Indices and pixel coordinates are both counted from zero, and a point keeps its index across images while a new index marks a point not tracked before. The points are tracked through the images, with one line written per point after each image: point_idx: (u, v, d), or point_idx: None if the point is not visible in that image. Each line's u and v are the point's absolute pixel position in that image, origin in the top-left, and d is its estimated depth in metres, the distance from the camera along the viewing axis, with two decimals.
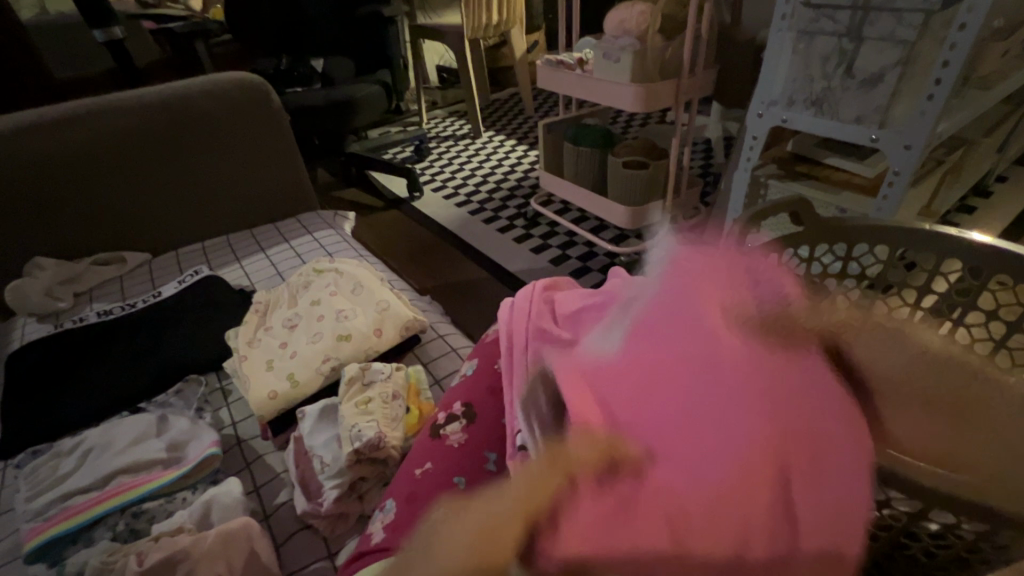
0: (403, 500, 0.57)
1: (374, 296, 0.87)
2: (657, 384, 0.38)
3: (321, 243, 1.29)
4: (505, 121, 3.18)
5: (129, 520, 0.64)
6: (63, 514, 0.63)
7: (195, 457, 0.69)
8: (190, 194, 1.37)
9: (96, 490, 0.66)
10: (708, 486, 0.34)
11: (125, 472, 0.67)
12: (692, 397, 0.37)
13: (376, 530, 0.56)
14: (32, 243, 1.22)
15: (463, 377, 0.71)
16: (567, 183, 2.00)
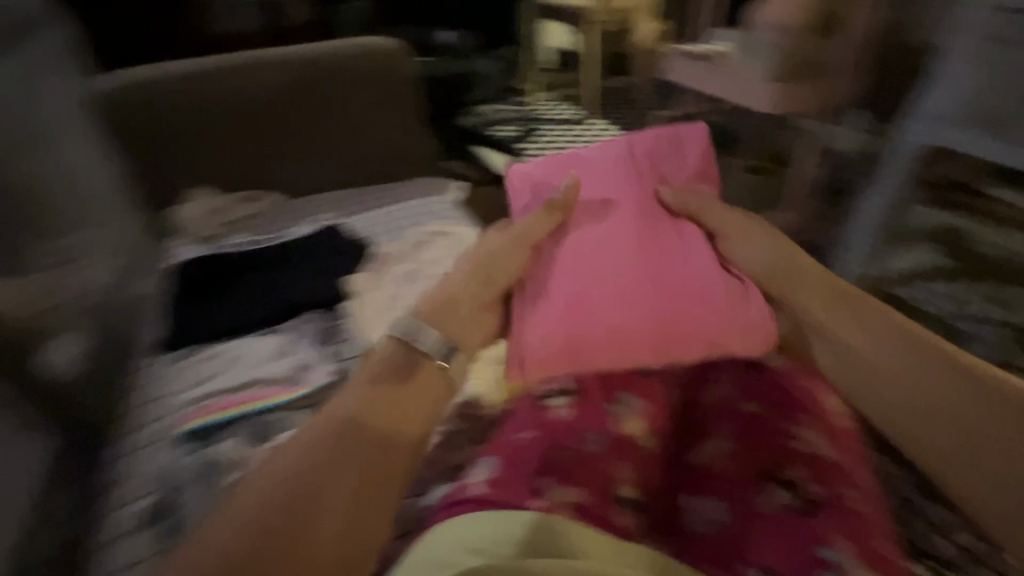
0: (506, 458, 0.58)
1: None
2: (568, 171, 0.83)
3: (433, 206, 1.36)
4: (614, 109, 3.12)
5: (258, 426, 0.71)
6: (212, 407, 0.74)
7: (317, 382, 0.77)
8: (325, 146, 1.48)
9: (239, 392, 0.76)
10: (619, 186, 0.80)
11: (263, 382, 0.78)
12: (580, 177, 0.82)
13: (471, 483, 0.57)
14: (192, 172, 1.39)
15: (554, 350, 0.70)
16: None
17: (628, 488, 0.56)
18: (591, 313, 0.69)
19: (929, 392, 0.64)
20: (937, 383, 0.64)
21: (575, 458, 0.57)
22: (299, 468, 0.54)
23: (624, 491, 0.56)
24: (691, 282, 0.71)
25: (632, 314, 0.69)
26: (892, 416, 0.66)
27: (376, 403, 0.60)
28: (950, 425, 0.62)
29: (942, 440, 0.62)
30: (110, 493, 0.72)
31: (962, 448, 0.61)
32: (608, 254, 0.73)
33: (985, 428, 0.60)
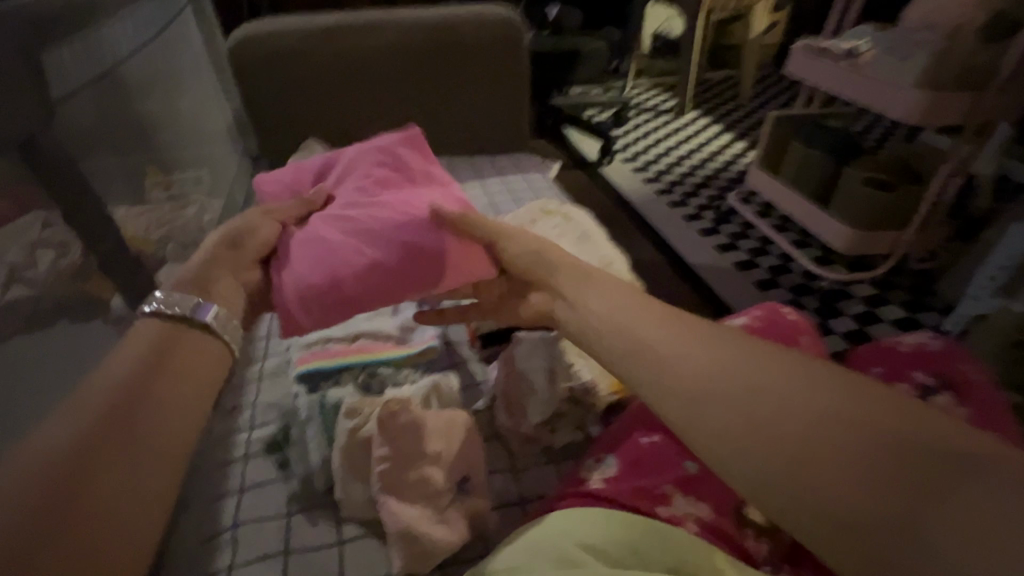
0: (628, 461, 0.57)
1: (598, 249, 0.87)
2: (315, 168, 0.84)
3: (532, 183, 1.34)
4: (713, 103, 2.95)
5: (366, 376, 0.74)
6: (325, 352, 0.75)
7: (420, 343, 0.79)
8: (432, 111, 1.50)
9: (346, 343, 0.78)
10: (311, 171, 0.83)
11: (370, 335, 0.79)
12: (319, 168, 0.84)
13: (589, 478, 0.57)
14: (308, 125, 1.45)
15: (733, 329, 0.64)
16: (778, 185, 1.81)
17: (756, 512, 0.53)
18: (325, 248, 0.65)
19: (780, 403, 0.43)
20: (760, 389, 0.44)
21: (699, 471, 0.55)
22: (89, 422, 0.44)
23: (751, 514, 0.53)
24: (423, 241, 0.66)
25: (367, 261, 0.65)
26: (751, 456, 0.42)
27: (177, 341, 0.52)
28: (778, 450, 0.41)
29: (832, 489, 0.39)
30: (229, 419, 0.74)
31: (805, 485, 0.40)
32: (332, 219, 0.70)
33: (792, 439, 0.41)
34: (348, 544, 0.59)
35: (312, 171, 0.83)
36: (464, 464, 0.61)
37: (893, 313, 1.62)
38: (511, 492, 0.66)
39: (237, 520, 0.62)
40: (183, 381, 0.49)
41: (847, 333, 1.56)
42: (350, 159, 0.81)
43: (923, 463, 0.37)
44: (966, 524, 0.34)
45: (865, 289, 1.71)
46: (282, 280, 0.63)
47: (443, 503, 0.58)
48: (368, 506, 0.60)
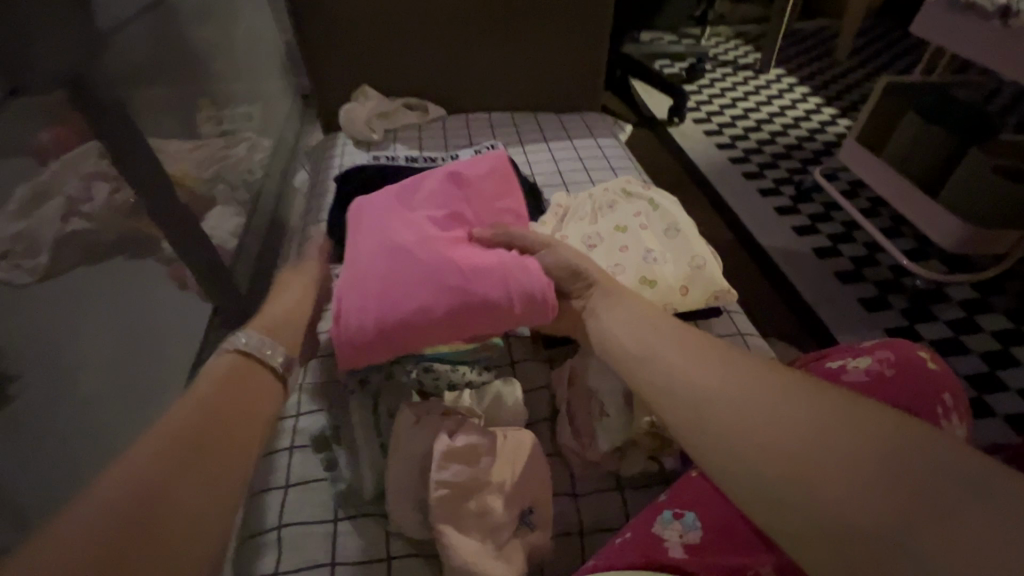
0: (714, 528, 0.50)
1: (688, 246, 0.75)
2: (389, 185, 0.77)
3: (603, 150, 1.20)
4: (803, 58, 2.62)
5: (421, 372, 0.64)
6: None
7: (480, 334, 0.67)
8: (496, 58, 1.36)
9: None
10: (384, 189, 0.76)
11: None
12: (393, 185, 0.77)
13: (666, 539, 0.50)
14: (363, 69, 1.34)
15: (858, 371, 0.59)
16: (879, 166, 1.57)
17: None
18: (381, 292, 0.60)
19: (776, 405, 0.39)
20: (757, 391, 0.40)
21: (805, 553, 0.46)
22: (173, 442, 0.43)
23: None
24: (477, 277, 0.60)
25: (419, 300, 0.59)
26: (744, 458, 0.37)
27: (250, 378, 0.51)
28: (770, 449, 0.37)
29: (827, 494, 0.34)
30: None
31: (801, 489, 0.35)
32: (403, 249, 0.63)
33: (790, 441, 0.36)
34: (398, 562, 0.55)
35: (383, 190, 0.76)
36: (528, 493, 0.55)
37: (995, 322, 1.43)
38: (571, 520, 0.60)
39: (283, 521, 0.59)
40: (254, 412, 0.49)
41: (937, 340, 1.39)
42: (428, 178, 0.75)
43: (928, 475, 0.32)
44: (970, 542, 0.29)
45: (966, 292, 1.52)
46: (344, 334, 0.60)
47: (505, 537, 0.52)
48: (422, 526, 0.55)
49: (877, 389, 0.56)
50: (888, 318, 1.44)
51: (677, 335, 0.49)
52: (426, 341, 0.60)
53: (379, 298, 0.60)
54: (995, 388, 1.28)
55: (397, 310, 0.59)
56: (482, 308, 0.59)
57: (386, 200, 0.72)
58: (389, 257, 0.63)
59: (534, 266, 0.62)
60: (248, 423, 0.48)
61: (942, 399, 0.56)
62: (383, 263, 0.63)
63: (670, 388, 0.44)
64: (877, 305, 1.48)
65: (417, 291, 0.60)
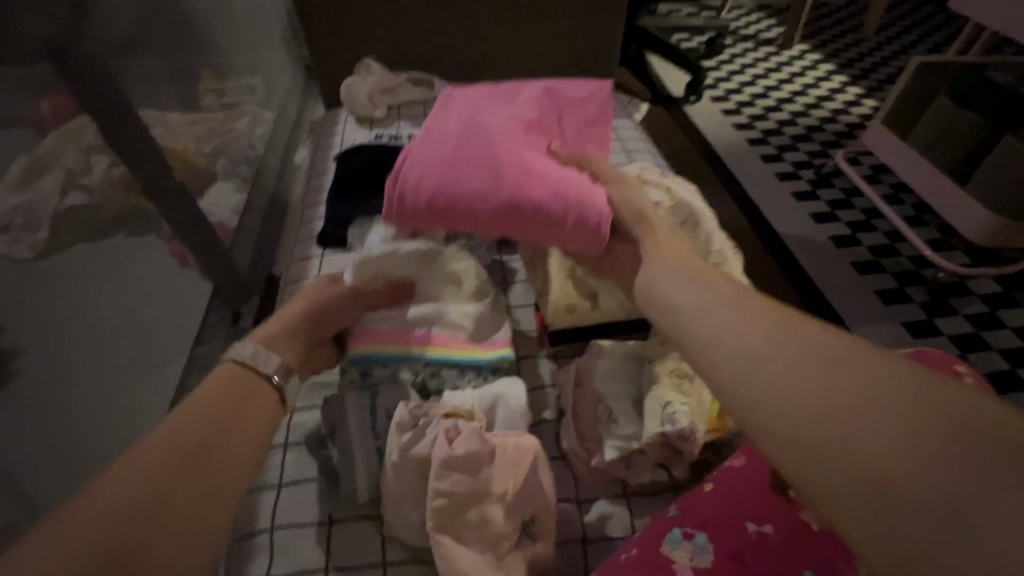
0: (726, 552, 0.48)
1: (707, 241, 0.71)
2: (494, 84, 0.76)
3: (617, 131, 1.15)
4: (828, 33, 2.50)
5: (427, 373, 0.64)
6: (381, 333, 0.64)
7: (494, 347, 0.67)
8: (506, 31, 1.29)
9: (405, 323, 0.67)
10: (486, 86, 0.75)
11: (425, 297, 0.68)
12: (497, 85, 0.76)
13: (675, 562, 0.49)
14: (366, 41, 1.27)
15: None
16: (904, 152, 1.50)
17: None
18: (446, 165, 0.60)
19: (809, 353, 0.35)
20: (804, 355, 0.35)
21: None
22: (168, 455, 0.39)
23: None
24: (535, 180, 0.59)
25: (476, 183, 0.59)
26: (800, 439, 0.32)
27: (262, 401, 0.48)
28: (812, 405, 0.32)
29: (855, 445, 0.30)
30: None
31: (827, 439, 0.31)
32: (484, 134, 0.62)
33: (820, 383, 0.33)
34: (394, 568, 0.53)
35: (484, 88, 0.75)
36: (530, 504, 0.52)
37: (1019, 318, 1.38)
38: (574, 527, 0.58)
39: (275, 523, 0.57)
40: (247, 430, 0.45)
41: (957, 336, 1.34)
42: (529, 86, 0.73)
43: (988, 438, 0.27)
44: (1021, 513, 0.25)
45: (990, 286, 1.46)
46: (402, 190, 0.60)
47: (504, 549, 0.50)
48: (418, 533, 0.53)
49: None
50: (907, 311, 1.39)
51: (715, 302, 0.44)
52: (470, 224, 0.60)
53: (444, 168, 0.60)
54: (1015, 387, 1.24)
55: (457, 184, 0.59)
56: (533, 210, 0.58)
57: (481, 92, 0.72)
58: (467, 138, 0.62)
59: (599, 198, 0.59)
60: (245, 434, 0.44)
61: None
62: (459, 142, 0.62)
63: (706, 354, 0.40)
64: (896, 298, 1.43)
65: (481, 172, 0.59)
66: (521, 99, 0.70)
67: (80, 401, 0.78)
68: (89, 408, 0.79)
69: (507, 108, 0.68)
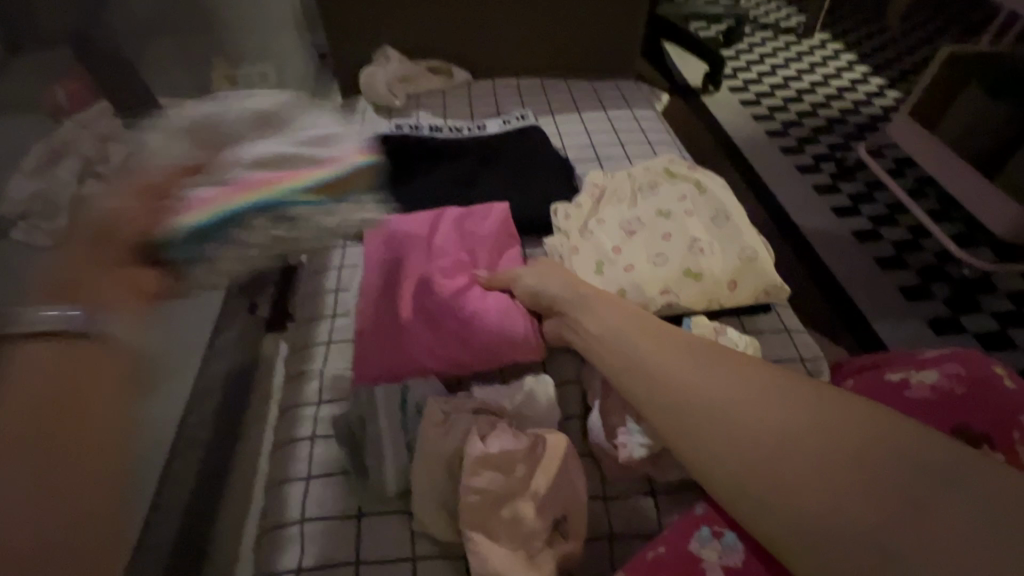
0: (756, 551, 0.48)
1: (738, 235, 0.69)
2: (410, 219, 0.80)
3: (640, 122, 1.12)
4: (851, 21, 2.43)
5: (274, 218, 0.62)
6: (194, 201, 0.57)
7: (339, 161, 0.69)
8: (526, 19, 1.27)
9: (235, 177, 0.61)
10: (403, 221, 0.79)
11: (263, 161, 0.64)
12: (414, 220, 0.80)
13: (704, 560, 0.48)
14: (384, 28, 1.26)
15: (922, 388, 0.54)
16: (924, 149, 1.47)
17: None
18: (392, 341, 0.66)
19: (774, 413, 0.47)
20: (780, 413, 0.46)
21: None
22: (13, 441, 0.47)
23: None
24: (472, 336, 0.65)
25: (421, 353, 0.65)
26: (762, 471, 0.45)
27: (82, 350, 0.53)
28: (782, 449, 0.45)
29: (821, 511, 0.41)
30: (296, 386, 0.68)
31: (795, 507, 0.42)
32: (416, 305, 0.69)
33: (793, 447, 0.44)
34: (423, 564, 0.53)
35: (404, 223, 0.79)
36: (561, 502, 0.52)
37: None
38: (601, 525, 0.57)
39: (304, 515, 0.57)
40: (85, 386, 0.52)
41: (980, 333, 1.32)
42: (444, 222, 0.79)
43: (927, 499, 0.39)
44: (950, 539, 0.37)
45: (1015, 283, 1.43)
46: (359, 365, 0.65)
47: (536, 547, 0.50)
48: (448, 529, 0.53)
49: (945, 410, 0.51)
50: (930, 308, 1.37)
51: (706, 360, 0.52)
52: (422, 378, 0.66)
53: (389, 342, 0.66)
54: None
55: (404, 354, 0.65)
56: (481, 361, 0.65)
57: (398, 224, 0.78)
58: (403, 310, 0.69)
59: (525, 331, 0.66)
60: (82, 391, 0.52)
61: None
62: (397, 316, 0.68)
63: (694, 395, 0.50)
64: (919, 294, 1.40)
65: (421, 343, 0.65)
66: (442, 244, 0.76)
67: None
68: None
69: (428, 262, 0.73)
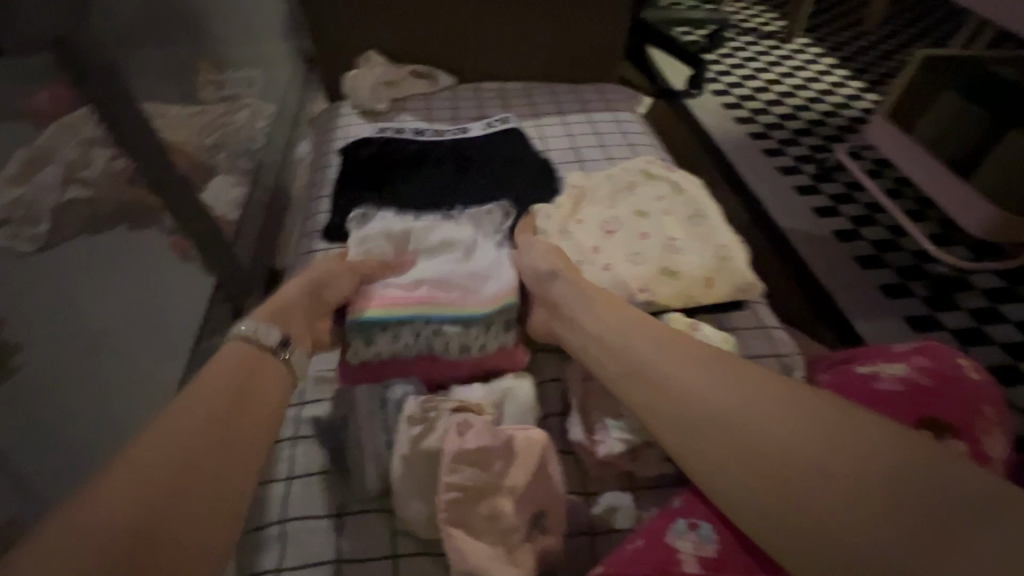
0: (728, 542, 0.48)
1: (713, 234, 0.71)
2: None
3: (621, 125, 1.14)
4: (831, 26, 2.48)
5: (430, 335, 0.63)
6: (380, 299, 0.64)
7: (491, 297, 0.65)
8: (508, 24, 1.29)
9: (408, 288, 0.66)
10: None
11: (434, 282, 0.66)
12: None
13: (680, 552, 0.49)
14: (368, 34, 1.26)
15: (893, 380, 0.55)
16: (899, 149, 1.50)
17: None
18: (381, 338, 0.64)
19: (788, 424, 0.44)
20: (788, 418, 0.44)
21: None
22: (179, 448, 0.43)
23: None
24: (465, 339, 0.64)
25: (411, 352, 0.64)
26: (772, 479, 0.43)
27: (261, 384, 0.51)
28: (791, 456, 0.42)
29: (833, 524, 0.39)
30: None
31: (806, 518, 0.40)
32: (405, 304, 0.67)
33: (802, 456, 0.42)
34: (404, 561, 0.54)
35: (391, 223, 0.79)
36: (539, 497, 0.53)
37: (1019, 313, 1.38)
38: (581, 520, 0.58)
39: (285, 516, 0.57)
40: (255, 411, 0.49)
41: (957, 330, 1.35)
42: None
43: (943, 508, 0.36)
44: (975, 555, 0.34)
45: (990, 280, 1.46)
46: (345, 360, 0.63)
47: (515, 541, 0.50)
48: (429, 525, 0.53)
49: (913, 401, 0.52)
50: (908, 306, 1.40)
51: (705, 361, 0.50)
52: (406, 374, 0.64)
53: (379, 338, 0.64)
54: (1015, 381, 1.24)
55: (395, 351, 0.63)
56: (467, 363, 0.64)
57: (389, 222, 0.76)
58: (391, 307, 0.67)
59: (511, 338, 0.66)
60: (253, 412, 0.48)
61: (982, 411, 0.52)
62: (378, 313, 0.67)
63: (696, 401, 0.48)
64: (898, 292, 1.43)
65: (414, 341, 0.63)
66: None
67: (83, 388, 0.75)
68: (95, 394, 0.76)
69: None
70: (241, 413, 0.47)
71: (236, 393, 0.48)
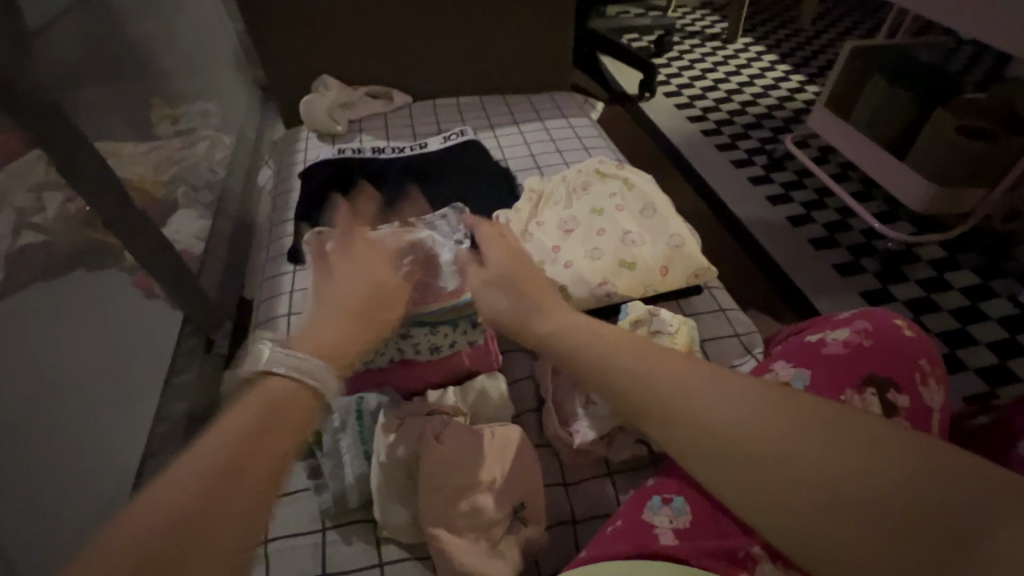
0: (701, 512, 0.50)
1: (665, 225, 0.75)
2: None
3: (576, 130, 1.18)
4: (769, 25, 2.61)
5: (398, 341, 0.64)
6: None
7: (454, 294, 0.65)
8: (459, 41, 1.32)
9: None
10: None
11: None
12: None
13: (657, 526, 0.51)
14: (321, 59, 1.28)
15: (836, 344, 0.59)
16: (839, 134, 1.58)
17: None
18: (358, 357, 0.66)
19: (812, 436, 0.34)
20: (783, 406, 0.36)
21: None
22: (181, 499, 0.31)
23: None
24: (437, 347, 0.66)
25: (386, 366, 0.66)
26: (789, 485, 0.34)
27: (289, 408, 0.38)
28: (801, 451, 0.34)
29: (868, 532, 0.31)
30: None
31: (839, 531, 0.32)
32: None
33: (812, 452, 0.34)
34: (390, 568, 0.54)
35: None
36: (518, 489, 0.54)
37: (963, 280, 1.47)
38: (562, 510, 0.60)
39: (267, 537, 0.57)
40: (278, 443, 0.36)
41: (909, 300, 1.42)
42: None
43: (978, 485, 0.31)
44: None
45: (934, 251, 1.55)
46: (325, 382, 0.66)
47: (497, 535, 0.52)
48: (413, 529, 0.54)
49: (854, 362, 0.56)
50: (863, 281, 1.47)
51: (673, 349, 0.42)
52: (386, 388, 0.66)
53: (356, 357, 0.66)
54: (965, 342, 1.31)
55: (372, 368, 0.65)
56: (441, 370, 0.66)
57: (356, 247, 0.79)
58: None
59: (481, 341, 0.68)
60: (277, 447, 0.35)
61: (918, 364, 0.57)
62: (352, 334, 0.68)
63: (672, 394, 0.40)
64: (851, 269, 1.50)
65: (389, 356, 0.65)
66: None
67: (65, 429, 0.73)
68: (78, 430, 0.75)
69: None
70: (266, 452, 0.35)
71: (261, 423, 0.36)
